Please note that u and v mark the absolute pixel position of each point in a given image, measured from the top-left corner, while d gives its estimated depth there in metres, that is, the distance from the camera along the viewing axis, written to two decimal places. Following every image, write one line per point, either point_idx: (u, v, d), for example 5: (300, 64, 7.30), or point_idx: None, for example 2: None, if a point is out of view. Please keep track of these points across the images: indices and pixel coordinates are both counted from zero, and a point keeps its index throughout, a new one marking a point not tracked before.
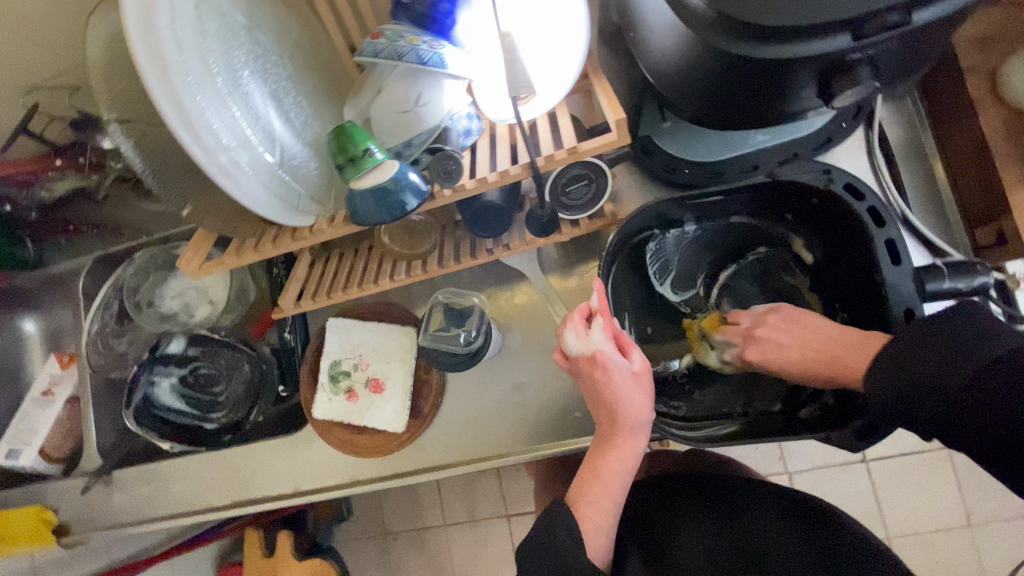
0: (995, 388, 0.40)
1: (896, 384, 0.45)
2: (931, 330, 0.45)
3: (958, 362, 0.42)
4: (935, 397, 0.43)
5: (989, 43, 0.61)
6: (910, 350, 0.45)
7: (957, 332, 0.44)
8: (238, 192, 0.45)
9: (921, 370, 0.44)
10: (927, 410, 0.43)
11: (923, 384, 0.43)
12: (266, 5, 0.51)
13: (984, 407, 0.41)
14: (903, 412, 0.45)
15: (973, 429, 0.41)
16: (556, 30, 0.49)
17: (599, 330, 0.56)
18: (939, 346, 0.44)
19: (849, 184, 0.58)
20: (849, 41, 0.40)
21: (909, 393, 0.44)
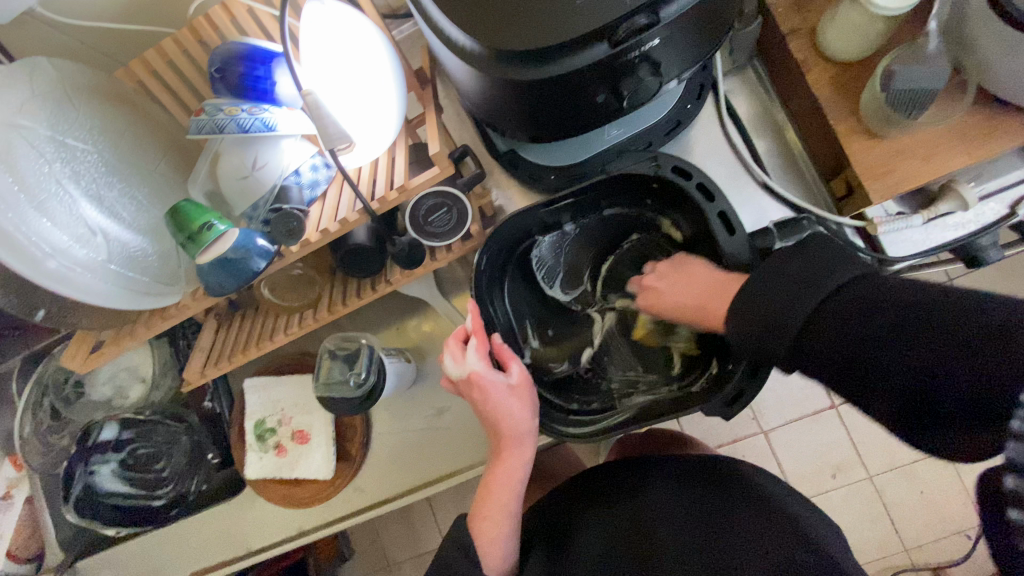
0: (836, 307, 0.42)
1: (754, 308, 0.46)
2: (784, 258, 0.47)
3: (805, 287, 0.44)
4: (783, 319, 0.44)
5: (806, 3, 0.62)
6: (764, 278, 0.47)
7: (804, 260, 0.46)
8: (79, 294, 0.46)
9: (772, 296, 0.45)
10: (779, 333, 0.45)
11: (773, 309, 0.45)
12: (73, 106, 0.53)
13: (826, 326, 0.42)
14: (760, 339, 0.46)
15: (819, 351, 0.42)
16: (360, 80, 0.52)
17: (473, 352, 0.58)
18: (789, 273, 0.45)
19: (678, 166, 0.58)
20: (608, 49, 0.42)
21: (761, 318, 0.46)
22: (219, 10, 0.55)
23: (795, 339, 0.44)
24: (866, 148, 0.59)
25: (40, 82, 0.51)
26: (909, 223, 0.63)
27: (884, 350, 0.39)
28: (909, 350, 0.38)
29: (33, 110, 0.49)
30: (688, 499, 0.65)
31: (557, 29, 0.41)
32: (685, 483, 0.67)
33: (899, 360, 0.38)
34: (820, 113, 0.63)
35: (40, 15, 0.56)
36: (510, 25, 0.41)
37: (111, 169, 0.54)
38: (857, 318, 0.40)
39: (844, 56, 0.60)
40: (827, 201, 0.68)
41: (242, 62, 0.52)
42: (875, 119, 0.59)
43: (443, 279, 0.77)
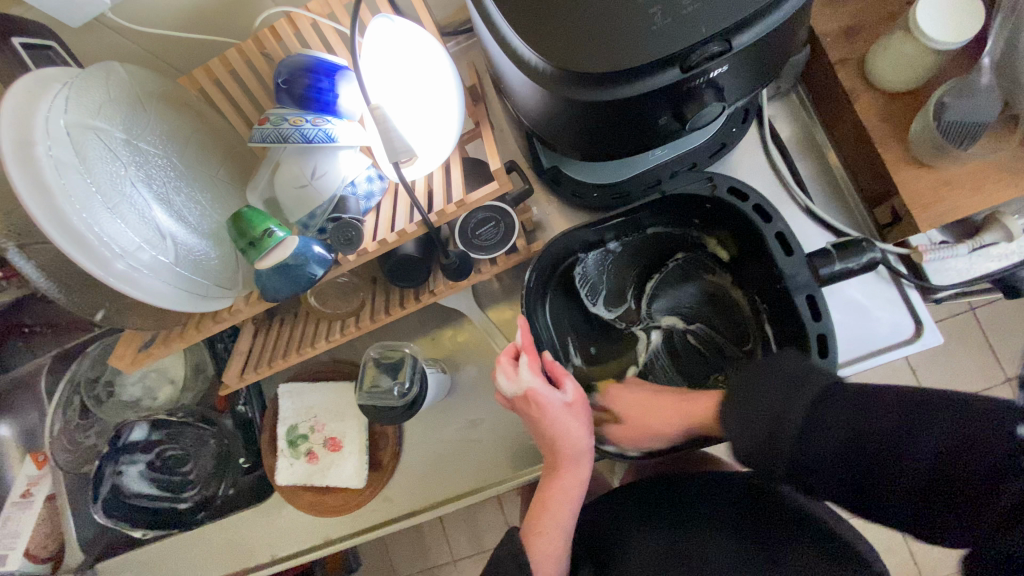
0: (823, 422, 0.44)
1: (799, 453, 0.45)
2: (759, 373, 0.50)
3: (784, 407, 0.46)
4: (776, 436, 0.46)
5: (854, 33, 0.64)
6: (745, 393, 0.50)
7: (772, 373, 0.49)
8: (142, 295, 0.47)
9: (762, 410, 0.48)
10: (778, 450, 0.46)
11: (765, 424, 0.47)
12: (146, 111, 0.55)
13: (818, 441, 0.44)
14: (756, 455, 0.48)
15: (823, 471, 0.44)
16: (425, 95, 0.53)
17: (527, 368, 0.59)
18: (769, 384, 0.48)
19: (733, 186, 0.60)
20: (679, 74, 0.43)
21: (758, 437, 0.47)
22: (283, 22, 0.57)
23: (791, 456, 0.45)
24: (915, 177, 0.60)
25: (120, 85, 0.53)
26: (955, 252, 0.63)
27: (864, 453, 0.42)
28: (907, 454, 0.40)
29: (112, 114, 0.51)
30: (737, 516, 0.65)
31: (631, 52, 0.42)
32: (732, 498, 0.67)
33: (904, 464, 0.40)
34: (867, 142, 0.63)
35: (110, 22, 0.58)
36: (584, 46, 0.42)
37: (179, 174, 0.56)
38: (851, 433, 0.42)
39: (894, 86, 0.61)
40: (870, 229, 0.69)
41: (309, 74, 0.53)
42: (925, 148, 0.60)
43: (480, 292, 0.78)
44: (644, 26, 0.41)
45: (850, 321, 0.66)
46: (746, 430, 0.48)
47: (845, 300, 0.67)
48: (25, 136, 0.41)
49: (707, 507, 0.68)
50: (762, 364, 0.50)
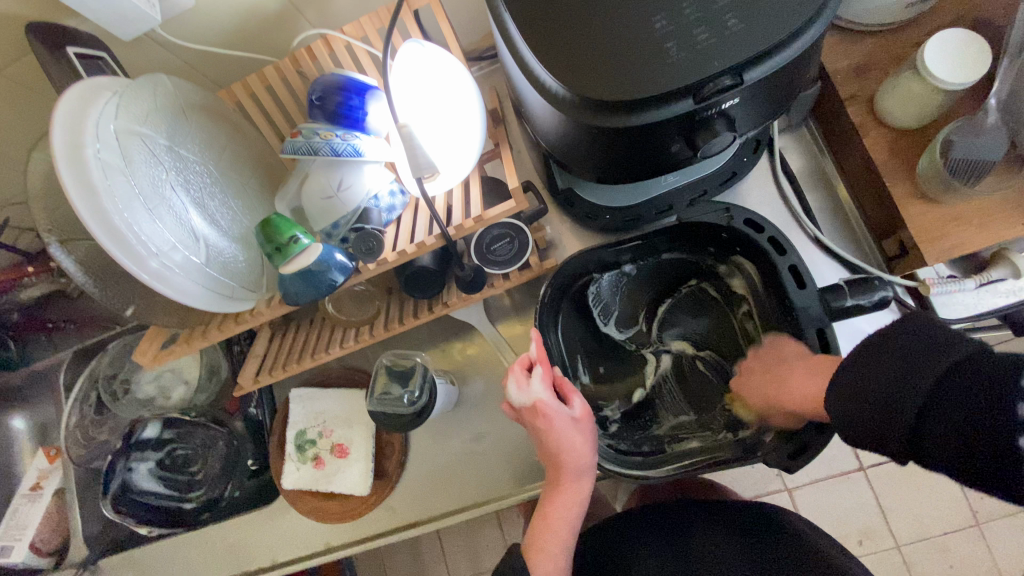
0: (948, 398, 0.39)
1: (921, 430, 0.40)
2: (876, 348, 0.45)
3: (901, 388, 0.42)
4: (893, 406, 0.42)
5: (865, 71, 0.66)
6: (860, 369, 0.45)
7: (901, 344, 0.43)
8: (172, 293, 0.49)
9: (876, 386, 0.43)
10: (890, 433, 0.42)
11: (875, 403, 0.43)
12: (188, 121, 0.58)
13: (939, 423, 0.39)
14: (866, 436, 0.44)
15: (942, 453, 0.39)
16: (449, 115, 0.56)
17: (539, 379, 0.61)
18: (887, 361, 0.43)
19: (749, 218, 0.62)
20: (692, 104, 0.45)
21: (868, 416, 0.43)
22: (320, 43, 0.61)
23: (907, 437, 0.41)
24: (922, 211, 0.61)
25: (166, 96, 0.56)
26: (961, 286, 0.65)
27: (1003, 435, 0.36)
28: None
29: (157, 122, 0.54)
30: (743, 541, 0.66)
31: (646, 82, 0.44)
32: (740, 525, 0.68)
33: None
34: (875, 176, 0.65)
35: (157, 36, 0.61)
36: (602, 76, 0.45)
37: (213, 181, 0.59)
38: (971, 417, 0.37)
39: (903, 123, 0.63)
40: (878, 261, 0.70)
41: (340, 92, 0.57)
42: (933, 184, 0.61)
43: (491, 307, 0.80)
44: (660, 59, 0.44)
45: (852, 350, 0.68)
46: (855, 409, 0.44)
47: (851, 331, 0.68)
48: (76, 139, 0.44)
49: (695, 531, 0.70)
50: (882, 338, 0.45)
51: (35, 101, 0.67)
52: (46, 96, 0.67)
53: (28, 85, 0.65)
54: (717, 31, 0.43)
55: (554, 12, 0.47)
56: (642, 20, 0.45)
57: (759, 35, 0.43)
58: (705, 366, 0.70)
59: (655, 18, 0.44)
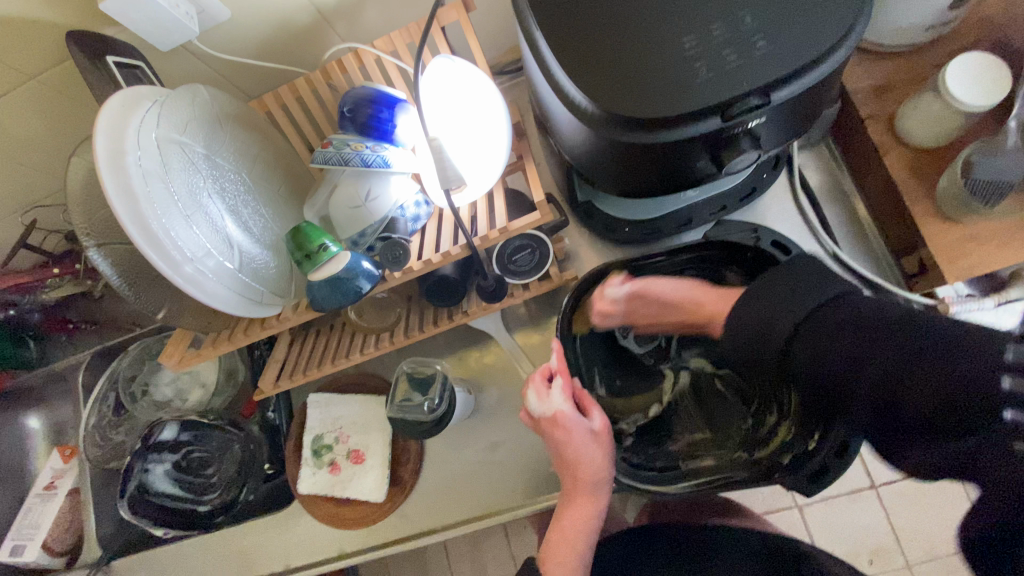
0: (814, 325, 0.44)
1: (790, 351, 0.45)
2: (773, 280, 0.49)
3: (780, 315, 0.47)
4: (774, 326, 0.47)
5: (885, 91, 0.67)
6: (755, 298, 0.50)
7: (789, 279, 0.48)
8: (204, 297, 0.50)
9: (766, 313, 0.48)
10: (767, 351, 0.47)
11: (764, 326, 0.48)
12: (223, 130, 0.60)
13: (809, 345, 0.44)
14: (750, 353, 0.49)
15: (806, 374, 0.44)
16: (478, 128, 0.57)
17: (559, 391, 0.62)
18: (775, 289, 0.48)
19: (775, 240, 0.64)
20: (719, 122, 0.46)
21: (751, 335, 0.49)
22: (351, 56, 0.63)
23: (781, 354, 0.46)
24: (941, 231, 0.62)
25: (203, 106, 0.57)
26: (980, 305, 0.65)
27: (841, 355, 0.41)
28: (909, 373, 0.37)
29: (195, 131, 0.56)
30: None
31: (675, 100, 0.45)
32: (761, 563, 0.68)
33: (866, 369, 0.39)
34: (895, 194, 0.66)
35: (194, 47, 0.63)
36: (632, 93, 0.46)
37: (246, 189, 0.60)
38: (838, 342, 0.41)
39: (923, 143, 0.64)
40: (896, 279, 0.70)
41: (371, 104, 0.58)
42: (953, 204, 0.62)
43: (508, 317, 0.80)
44: (689, 78, 0.45)
45: None
46: (743, 328, 0.49)
47: None
48: (119, 146, 0.46)
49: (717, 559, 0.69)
50: (778, 270, 0.50)
51: (70, 108, 0.69)
52: (82, 104, 0.68)
53: (66, 92, 0.66)
54: (745, 52, 0.44)
55: (585, 31, 0.48)
56: (672, 41, 0.46)
57: (786, 57, 0.44)
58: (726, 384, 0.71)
59: (685, 38, 0.45)
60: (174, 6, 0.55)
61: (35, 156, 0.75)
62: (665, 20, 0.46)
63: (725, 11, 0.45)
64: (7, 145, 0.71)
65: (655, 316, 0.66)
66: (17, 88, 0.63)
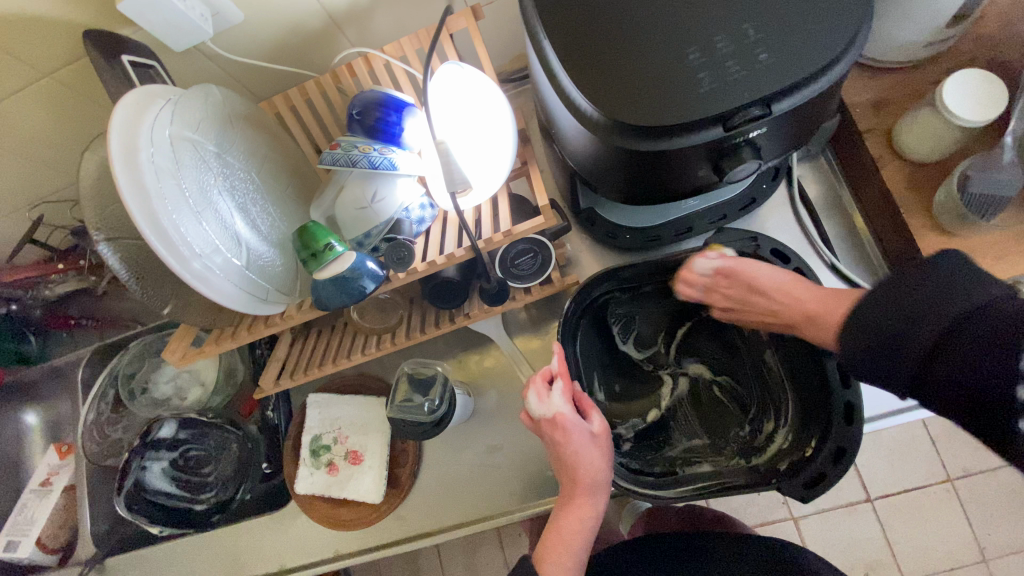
0: (951, 336, 0.44)
1: (919, 360, 0.46)
2: (906, 277, 0.48)
3: (913, 319, 0.46)
4: (909, 333, 0.46)
5: (883, 106, 0.68)
6: (889, 293, 0.49)
7: (922, 281, 0.47)
8: (212, 293, 0.50)
9: (894, 314, 0.48)
10: (906, 354, 0.47)
11: (893, 328, 0.47)
12: (234, 130, 0.61)
13: (954, 347, 0.43)
14: (865, 356, 0.50)
15: (942, 383, 0.44)
16: (484, 133, 0.58)
17: (559, 393, 0.62)
18: (920, 286, 0.47)
19: (775, 248, 0.65)
20: (722, 132, 0.47)
21: (875, 333, 0.49)
22: (360, 61, 0.64)
23: (910, 359, 0.47)
24: (938, 243, 0.63)
25: (215, 106, 0.58)
26: None
27: (976, 373, 0.42)
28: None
29: (207, 130, 0.57)
30: None
31: (680, 109, 0.46)
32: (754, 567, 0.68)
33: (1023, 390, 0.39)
34: (893, 207, 0.67)
35: (207, 49, 0.64)
36: (637, 102, 0.47)
37: (254, 188, 0.61)
38: (976, 350, 0.42)
39: (920, 157, 0.65)
40: None
41: (380, 108, 0.59)
42: (949, 217, 0.63)
43: (509, 321, 0.81)
44: (692, 88, 0.46)
45: None
46: (869, 330, 0.49)
47: None
48: (132, 142, 0.46)
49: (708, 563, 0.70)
50: (914, 268, 0.48)
51: (82, 106, 0.70)
52: (94, 102, 0.70)
53: (78, 91, 0.67)
54: (748, 64, 0.46)
55: (591, 40, 0.49)
56: (676, 52, 0.47)
57: (787, 70, 0.45)
58: (719, 391, 0.71)
59: (688, 49, 0.47)
60: (190, 8, 0.56)
61: (44, 151, 0.75)
62: (670, 31, 0.47)
63: (729, 23, 0.47)
64: (19, 140, 0.72)
65: (736, 302, 0.65)
66: (31, 85, 0.64)
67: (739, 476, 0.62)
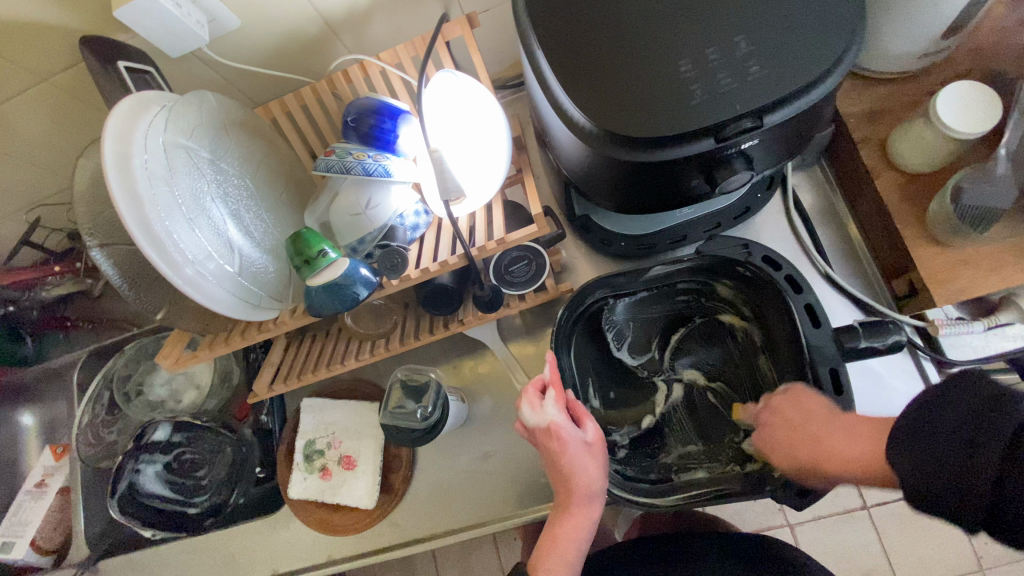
0: (1021, 460, 0.34)
1: (999, 500, 0.35)
2: (927, 409, 0.40)
3: (963, 454, 0.37)
4: (967, 470, 0.37)
5: (877, 116, 0.68)
6: (918, 429, 0.40)
7: (960, 410, 0.38)
8: (203, 300, 0.50)
9: (931, 448, 0.39)
10: (977, 494, 0.36)
11: (941, 467, 0.38)
12: (229, 136, 0.61)
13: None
14: (937, 503, 0.38)
15: None
16: (478, 141, 0.58)
17: (552, 403, 0.62)
18: (952, 413, 0.39)
19: (766, 254, 0.64)
20: (713, 143, 0.47)
21: (938, 483, 0.38)
22: (356, 67, 0.64)
23: (993, 497, 0.36)
24: (931, 253, 0.63)
25: (210, 113, 0.59)
26: (969, 328, 0.67)
27: None
28: None
29: (202, 137, 0.57)
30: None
31: (670, 118, 0.46)
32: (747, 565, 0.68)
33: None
34: (887, 216, 0.67)
35: (203, 55, 0.64)
36: (628, 112, 0.47)
37: (248, 194, 0.62)
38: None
39: (914, 167, 0.65)
40: (886, 299, 0.71)
41: (375, 115, 0.59)
42: (943, 228, 0.63)
43: (504, 328, 0.81)
44: (684, 99, 0.46)
45: (865, 390, 0.68)
46: (919, 478, 0.39)
47: (864, 369, 0.69)
48: (124, 149, 0.46)
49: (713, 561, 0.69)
50: (939, 396, 0.40)
51: (81, 111, 0.70)
52: (92, 107, 0.70)
53: (74, 96, 0.68)
54: (740, 77, 0.46)
55: (584, 51, 0.49)
56: (668, 63, 0.47)
57: (779, 83, 0.45)
58: (714, 399, 0.72)
59: (680, 61, 0.47)
60: (185, 15, 0.56)
61: (42, 155, 0.76)
62: (663, 43, 0.48)
63: (721, 35, 0.47)
64: (16, 144, 0.72)
65: (770, 428, 0.59)
66: (30, 90, 0.65)
67: (734, 484, 0.62)
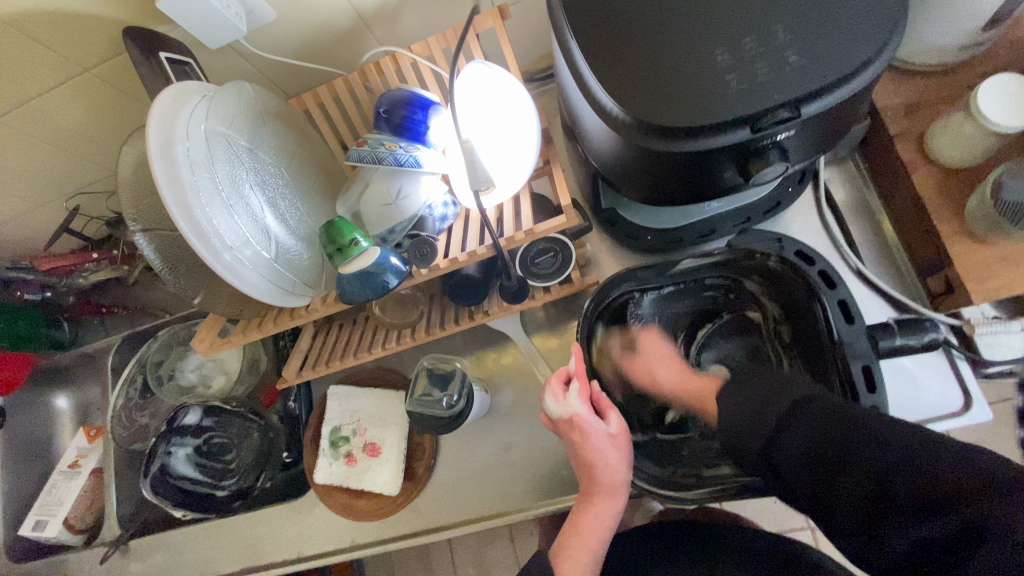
0: (800, 413, 0.50)
1: (777, 440, 0.51)
2: (748, 381, 0.57)
3: (759, 422, 0.52)
4: (763, 417, 0.52)
5: (914, 110, 0.67)
6: (736, 396, 0.56)
7: (767, 381, 0.55)
8: (240, 284, 0.52)
9: (749, 407, 0.54)
10: (761, 437, 0.52)
11: (750, 417, 0.53)
12: (265, 125, 0.62)
13: (794, 433, 0.50)
14: (738, 442, 0.54)
15: (791, 459, 0.49)
16: (508, 130, 0.58)
17: (576, 395, 0.62)
18: (760, 388, 0.55)
19: (800, 249, 0.63)
20: (749, 133, 0.46)
21: (741, 427, 0.54)
22: (388, 60, 0.65)
23: (770, 440, 0.51)
24: (969, 250, 0.61)
25: (247, 103, 0.60)
26: (1009, 328, 0.65)
27: (835, 448, 0.47)
28: (897, 468, 0.43)
29: (240, 127, 0.58)
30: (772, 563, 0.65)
31: (705, 108, 0.46)
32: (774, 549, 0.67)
33: (849, 478, 0.45)
34: (923, 213, 0.66)
35: (241, 46, 0.66)
36: (663, 101, 0.47)
37: (283, 183, 0.63)
38: (818, 425, 0.48)
39: (952, 162, 0.63)
40: (921, 296, 0.70)
41: (406, 106, 0.60)
42: (981, 224, 0.61)
43: (528, 320, 0.81)
44: (719, 88, 0.46)
45: (898, 389, 0.67)
46: (733, 419, 0.55)
47: (896, 367, 0.68)
48: (168, 136, 0.48)
49: (724, 556, 0.69)
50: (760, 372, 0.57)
51: (121, 101, 0.72)
52: (131, 97, 0.72)
53: (116, 86, 0.70)
54: (777, 66, 0.45)
55: (619, 42, 0.49)
56: (705, 52, 0.47)
57: (817, 72, 0.45)
58: None
59: (716, 50, 0.46)
60: (225, 6, 0.58)
61: (83, 145, 0.78)
62: (700, 32, 0.47)
63: (759, 24, 0.46)
64: (60, 133, 0.75)
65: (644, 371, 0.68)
66: (73, 79, 0.67)
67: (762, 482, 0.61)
